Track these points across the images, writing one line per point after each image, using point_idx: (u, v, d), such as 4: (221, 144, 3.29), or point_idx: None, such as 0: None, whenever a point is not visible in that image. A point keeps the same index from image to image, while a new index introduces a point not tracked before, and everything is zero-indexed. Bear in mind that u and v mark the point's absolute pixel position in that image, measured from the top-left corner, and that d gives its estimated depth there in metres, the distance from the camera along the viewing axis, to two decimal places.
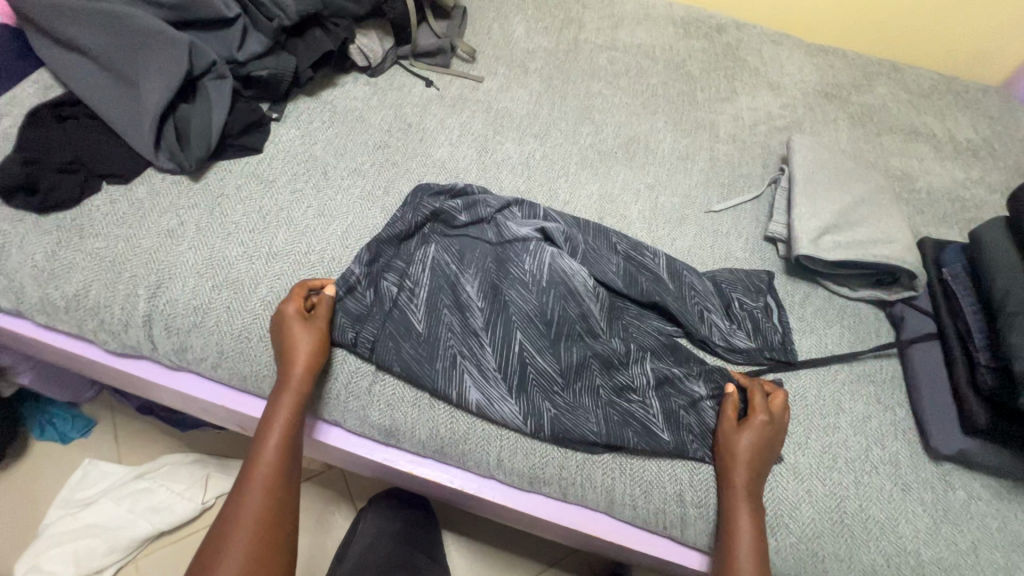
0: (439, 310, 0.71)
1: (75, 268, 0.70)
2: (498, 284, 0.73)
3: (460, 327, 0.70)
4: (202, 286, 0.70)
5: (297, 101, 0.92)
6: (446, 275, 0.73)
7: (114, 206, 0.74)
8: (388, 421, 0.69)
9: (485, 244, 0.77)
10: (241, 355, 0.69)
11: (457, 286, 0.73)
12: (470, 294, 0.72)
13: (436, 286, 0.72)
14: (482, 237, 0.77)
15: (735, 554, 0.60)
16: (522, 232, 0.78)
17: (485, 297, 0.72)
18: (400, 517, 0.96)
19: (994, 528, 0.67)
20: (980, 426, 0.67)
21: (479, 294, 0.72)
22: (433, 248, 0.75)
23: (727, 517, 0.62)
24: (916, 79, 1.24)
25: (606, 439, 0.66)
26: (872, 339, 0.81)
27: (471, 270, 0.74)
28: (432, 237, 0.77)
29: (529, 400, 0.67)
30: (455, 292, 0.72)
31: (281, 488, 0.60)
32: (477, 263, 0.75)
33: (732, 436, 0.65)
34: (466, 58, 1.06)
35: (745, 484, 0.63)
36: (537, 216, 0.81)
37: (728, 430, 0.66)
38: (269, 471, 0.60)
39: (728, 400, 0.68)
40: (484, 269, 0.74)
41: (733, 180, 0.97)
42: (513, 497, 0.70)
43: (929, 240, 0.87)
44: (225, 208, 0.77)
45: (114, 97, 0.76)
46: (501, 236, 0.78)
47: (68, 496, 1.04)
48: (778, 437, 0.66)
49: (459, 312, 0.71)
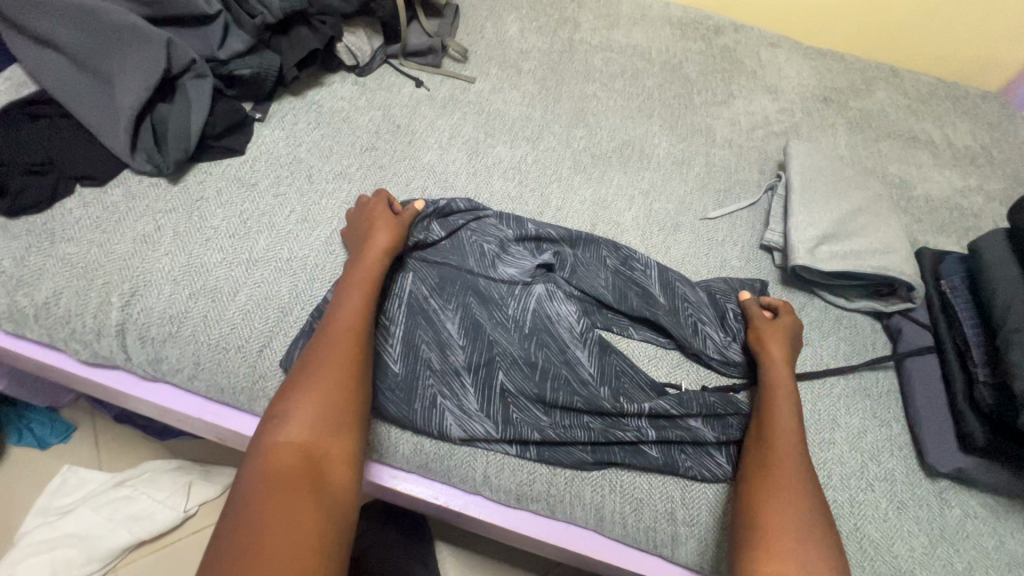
0: (418, 347, 0.69)
1: (46, 275, 0.67)
2: (481, 319, 0.72)
3: (439, 365, 0.68)
4: (179, 294, 0.68)
5: (282, 100, 0.89)
6: (426, 313, 0.71)
7: (88, 209, 0.71)
8: (370, 437, 0.67)
9: (466, 274, 0.75)
10: (218, 367, 0.66)
11: (437, 324, 0.71)
12: (450, 332, 0.70)
13: (415, 322, 0.70)
14: (463, 267, 0.75)
15: (776, 403, 0.65)
16: (509, 274, 0.75)
17: (466, 335, 0.70)
18: (390, 528, 0.93)
19: (990, 547, 0.66)
20: (977, 444, 0.66)
21: (459, 330, 0.71)
22: (410, 280, 0.73)
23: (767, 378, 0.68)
24: (914, 84, 1.23)
25: (593, 456, 0.65)
26: (868, 352, 0.80)
27: (452, 305, 0.72)
28: (411, 266, 0.75)
29: (516, 430, 0.65)
30: (435, 328, 0.70)
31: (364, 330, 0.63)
32: (457, 298, 0.73)
33: (767, 326, 0.73)
34: (458, 57, 1.03)
35: (780, 355, 0.70)
36: (527, 236, 0.79)
37: (760, 321, 0.74)
38: (355, 309, 0.63)
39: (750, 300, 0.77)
40: (465, 304, 0.73)
41: (729, 186, 0.95)
42: (498, 514, 0.68)
43: (927, 249, 0.86)
44: (204, 211, 0.74)
45: (88, 96, 0.74)
46: (483, 265, 0.76)
47: (46, 504, 1.01)
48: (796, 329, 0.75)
49: (439, 349, 0.69)
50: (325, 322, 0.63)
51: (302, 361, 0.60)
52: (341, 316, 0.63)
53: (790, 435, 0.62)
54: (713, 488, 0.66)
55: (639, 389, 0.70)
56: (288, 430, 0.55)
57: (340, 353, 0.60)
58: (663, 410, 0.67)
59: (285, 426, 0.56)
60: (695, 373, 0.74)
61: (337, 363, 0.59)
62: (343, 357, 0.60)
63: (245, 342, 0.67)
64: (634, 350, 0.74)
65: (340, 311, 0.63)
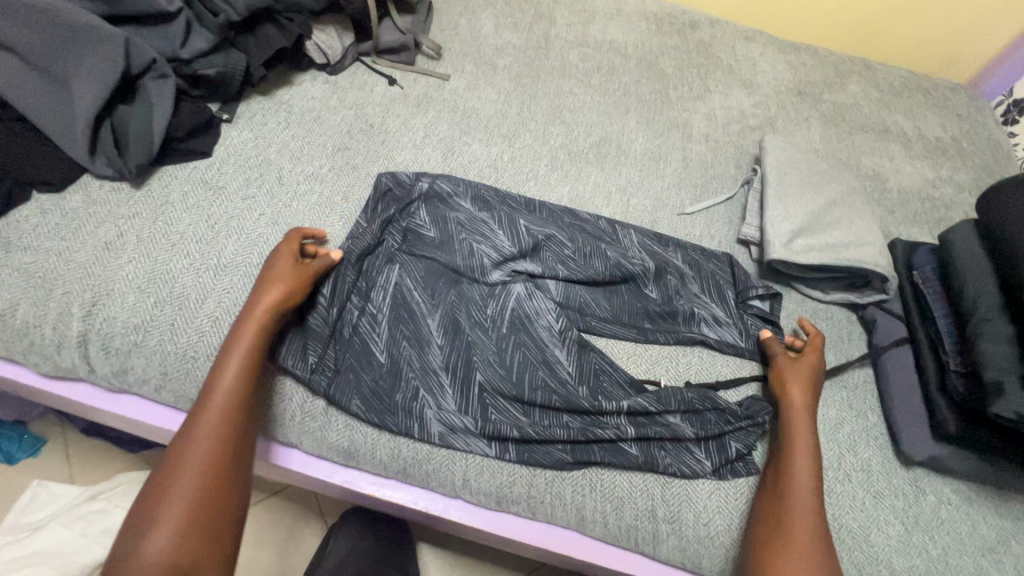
0: (399, 341, 0.68)
1: (2, 286, 0.64)
2: (461, 317, 0.71)
3: (419, 363, 0.67)
4: (144, 303, 0.65)
5: (250, 100, 0.86)
6: (409, 306, 0.71)
7: (46, 216, 0.68)
8: (346, 443, 0.65)
9: (451, 271, 0.75)
10: (187, 376, 0.64)
11: (418, 319, 0.70)
12: (430, 329, 0.70)
13: (398, 316, 0.70)
14: (450, 263, 0.74)
15: (789, 489, 0.61)
16: (495, 276, 0.75)
17: (446, 333, 0.70)
18: (371, 534, 0.92)
19: (963, 533, 0.67)
20: (950, 433, 0.67)
21: (440, 327, 0.70)
22: (397, 271, 0.73)
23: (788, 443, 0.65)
24: (886, 77, 1.24)
25: (572, 456, 0.64)
26: (844, 345, 0.81)
27: (435, 302, 0.72)
28: (398, 257, 0.74)
29: (496, 429, 0.64)
30: (416, 324, 0.70)
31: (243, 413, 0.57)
32: (441, 294, 0.72)
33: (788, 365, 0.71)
34: (432, 54, 1.01)
35: (803, 415, 0.67)
36: (517, 233, 0.78)
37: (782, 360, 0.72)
38: (231, 390, 0.57)
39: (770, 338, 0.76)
40: (446, 301, 0.72)
41: (706, 181, 0.96)
42: (479, 516, 0.67)
43: (899, 241, 0.87)
44: (169, 216, 0.72)
45: (43, 99, 0.70)
46: (470, 264, 0.75)
47: (16, 521, 0.99)
48: (818, 363, 0.72)
49: (419, 346, 0.68)
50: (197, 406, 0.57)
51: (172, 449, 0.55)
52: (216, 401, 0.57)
53: (806, 521, 0.58)
54: (694, 483, 0.66)
55: (618, 386, 0.70)
56: (147, 549, 0.49)
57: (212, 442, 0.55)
58: (641, 407, 0.67)
59: (145, 541, 0.49)
60: (674, 369, 0.74)
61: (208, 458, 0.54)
62: (215, 448, 0.54)
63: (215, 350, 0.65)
64: (613, 348, 0.74)
65: (213, 402, 0.56)
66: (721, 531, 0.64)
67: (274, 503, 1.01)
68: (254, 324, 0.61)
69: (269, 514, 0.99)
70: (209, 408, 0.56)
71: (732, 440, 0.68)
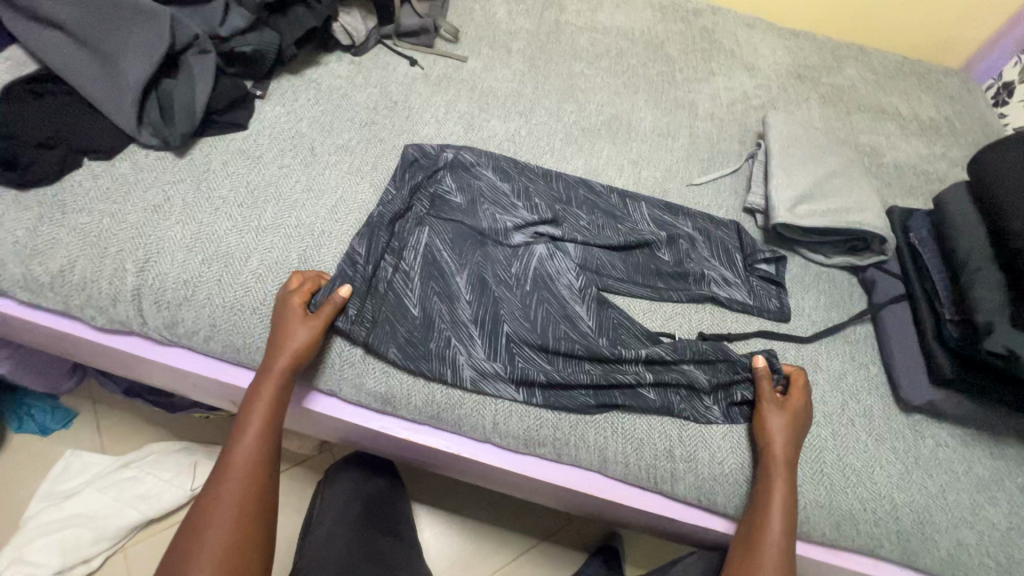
0: (430, 296, 0.73)
1: (60, 243, 0.68)
2: (487, 275, 0.76)
3: (449, 316, 0.72)
4: (192, 260, 0.70)
5: (281, 79, 0.91)
6: (438, 265, 0.75)
7: (98, 181, 0.73)
8: (384, 388, 0.69)
9: (477, 234, 0.79)
10: (233, 328, 0.69)
11: (447, 277, 0.75)
12: (459, 286, 0.74)
13: (428, 274, 0.74)
14: (475, 226, 0.79)
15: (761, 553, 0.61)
16: (518, 239, 0.80)
17: (474, 290, 0.74)
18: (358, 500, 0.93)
19: (960, 472, 0.72)
20: (946, 376, 0.72)
21: (467, 284, 0.74)
22: (427, 233, 0.78)
23: (760, 506, 0.63)
24: (881, 61, 1.30)
25: (596, 399, 0.69)
26: (846, 304, 0.85)
27: (463, 262, 0.76)
28: (427, 220, 0.79)
29: (523, 375, 0.69)
30: (446, 281, 0.74)
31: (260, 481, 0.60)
32: (468, 255, 0.77)
33: (770, 412, 0.68)
34: (449, 38, 1.06)
35: (781, 471, 0.64)
36: (536, 201, 0.83)
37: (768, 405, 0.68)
38: (250, 458, 0.61)
39: (762, 376, 0.71)
40: (473, 261, 0.77)
41: (712, 155, 1.01)
42: (508, 460, 0.72)
43: (896, 208, 0.91)
44: (212, 182, 0.76)
45: (92, 72, 0.75)
46: (494, 227, 0.79)
47: (51, 488, 1.01)
48: (806, 411, 0.69)
49: (449, 301, 0.73)
50: (216, 476, 0.60)
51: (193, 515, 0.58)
52: (235, 466, 0.60)
53: None
54: (707, 426, 0.71)
55: (636, 338, 0.75)
56: None
57: (234, 507, 0.58)
58: (658, 356, 0.72)
59: None
60: (688, 324, 0.78)
61: (229, 527, 0.57)
62: (239, 512, 0.58)
63: (261, 304, 0.69)
64: (629, 304, 0.79)
65: (232, 473, 0.60)
66: (735, 469, 0.69)
67: (300, 470, 1.04)
68: (272, 385, 0.63)
69: (294, 480, 1.03)
70: (229, 477, 0.59)
71: (741, 387, 0.72)
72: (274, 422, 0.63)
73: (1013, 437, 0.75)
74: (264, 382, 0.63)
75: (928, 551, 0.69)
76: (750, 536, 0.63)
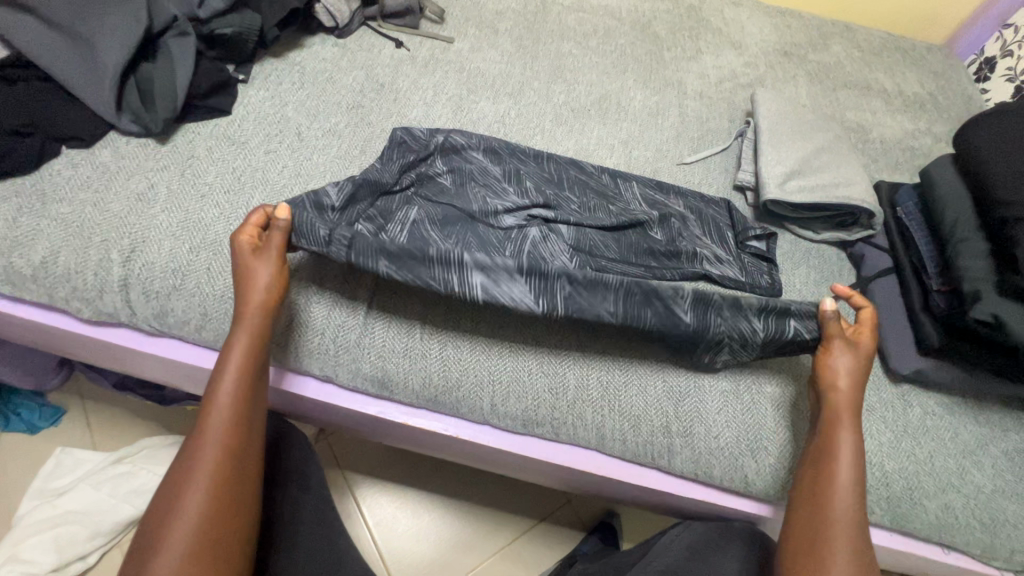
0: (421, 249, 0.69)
1: (41, 235, 0.67)
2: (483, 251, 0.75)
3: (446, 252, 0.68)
4: (180, 248, 0.68)
5: (264, 62, 0.89)
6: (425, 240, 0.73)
7: (77, 170, 0.71)
8: (380, 371, 0.69)
9: (467, 216, 0.78)
10: (224, 317, 0.67)
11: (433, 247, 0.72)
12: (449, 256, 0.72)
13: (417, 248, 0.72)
14: (466, 209, 0.78)
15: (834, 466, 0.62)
16: (510, 222, 0.79)
17: None
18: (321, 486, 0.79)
19: (947, 438, 0.74)
20: (933, 345, 0.73)
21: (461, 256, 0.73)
22: (415, 211, 0.77)
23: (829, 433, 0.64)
24: (867, 38, 1.30)
25: (621, 318, 0.65)
26: (835, 279, 0.87)
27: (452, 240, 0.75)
28: (416, 200, 0.78)
29: (539, 281, 0.65)
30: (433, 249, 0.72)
31: (243, 420, 0.59)
32: (458, 233, 0.76)
33: (834, 347, 0.67)
34: (434, 19, 1.04)
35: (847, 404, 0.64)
36: (527, 186, 0.83)
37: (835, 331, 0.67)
38: (230, 400, 0.59)
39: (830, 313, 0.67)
40: (463, 240, 0.75)
41: (702, 134, 1.01)
42: (508, 440, 0.72)
43: (883, 183, 0.93)
44: (197, 169, 0.75)
45: (65, 56, 0.72)
46: (484, 210, 0.79)
47: (42, 486, 1.00)
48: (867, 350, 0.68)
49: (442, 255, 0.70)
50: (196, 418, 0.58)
51: (159, 496, 0.55)
52: (217, 406, 0.58)
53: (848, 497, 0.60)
54: (704, 398, 0.71)
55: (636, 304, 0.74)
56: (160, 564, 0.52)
57: (221, 452, 0.57)
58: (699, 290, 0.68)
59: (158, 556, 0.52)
60: None
61: (209, 488, 0.55)
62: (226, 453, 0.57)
63: None
64: None
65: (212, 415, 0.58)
66: (730, 442, 0.70)
67: None
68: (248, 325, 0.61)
69: None
70: (211, 420, 0.58)
71: (793, 320, 0.68)
72: (245, 395, 0.60)
73: (997, 404, 0.77)
74: (242, 320, 0.61)
75: (917, 516, 0.71)
76: (813, 486, 0.62)
